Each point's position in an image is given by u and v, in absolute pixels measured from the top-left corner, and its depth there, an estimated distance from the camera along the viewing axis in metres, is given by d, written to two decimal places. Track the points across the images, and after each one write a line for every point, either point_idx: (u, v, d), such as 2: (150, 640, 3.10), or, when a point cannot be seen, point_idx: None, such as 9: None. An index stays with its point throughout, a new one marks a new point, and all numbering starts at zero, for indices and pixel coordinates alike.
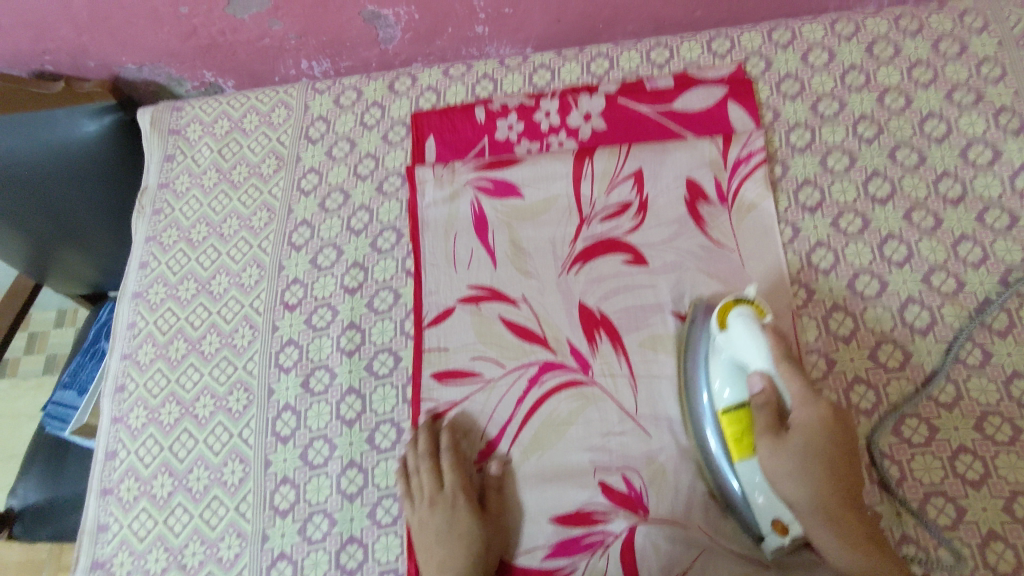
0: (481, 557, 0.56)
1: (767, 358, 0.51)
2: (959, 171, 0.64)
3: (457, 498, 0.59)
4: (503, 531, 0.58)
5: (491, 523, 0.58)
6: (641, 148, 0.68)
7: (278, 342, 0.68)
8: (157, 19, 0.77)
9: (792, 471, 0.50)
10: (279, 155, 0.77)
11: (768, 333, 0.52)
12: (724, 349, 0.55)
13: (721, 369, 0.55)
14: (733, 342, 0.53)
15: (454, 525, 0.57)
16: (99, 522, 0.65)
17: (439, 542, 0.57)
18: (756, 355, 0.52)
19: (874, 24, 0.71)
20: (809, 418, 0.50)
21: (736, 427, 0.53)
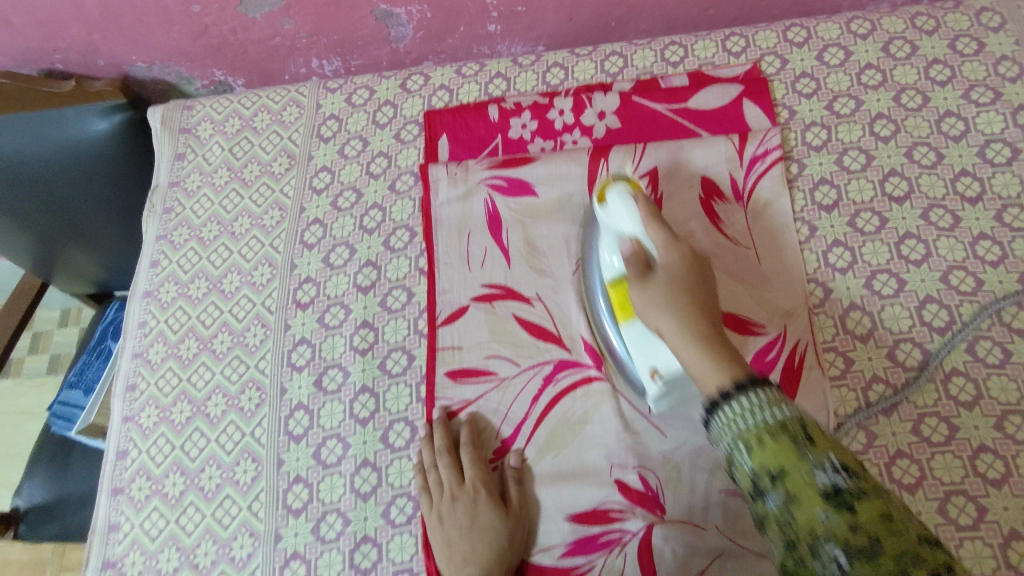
0: (502, 554, 0.55)
1: (636, 223, 0.55)
2: (977, 170, 0.64)
3: (477, 492, 0.58)
4: (524, 527, 0.57)
5: (512, 518, 0.56)
6: (657, 147, 0.68)
7: (290, 341, 0.67)
8: (168, 17, 0.76)
9: (657, 303, 0.51)
10: (291, 153, 0.77)
11: (641, 203, 0.56)
12: (607, 226, 0.58)
13: (608, 244, 0.59)
14: (612, 217, 0.57)
15: (474, 521, 0.57)
16: (109, 522, 0.64)
17: (459, 538, 0.57)
18: (628, 219, 0.56)
19: (890, 24, 0.71)
20: (670, 262, 0.53)
21: (623, 292, 0.58)
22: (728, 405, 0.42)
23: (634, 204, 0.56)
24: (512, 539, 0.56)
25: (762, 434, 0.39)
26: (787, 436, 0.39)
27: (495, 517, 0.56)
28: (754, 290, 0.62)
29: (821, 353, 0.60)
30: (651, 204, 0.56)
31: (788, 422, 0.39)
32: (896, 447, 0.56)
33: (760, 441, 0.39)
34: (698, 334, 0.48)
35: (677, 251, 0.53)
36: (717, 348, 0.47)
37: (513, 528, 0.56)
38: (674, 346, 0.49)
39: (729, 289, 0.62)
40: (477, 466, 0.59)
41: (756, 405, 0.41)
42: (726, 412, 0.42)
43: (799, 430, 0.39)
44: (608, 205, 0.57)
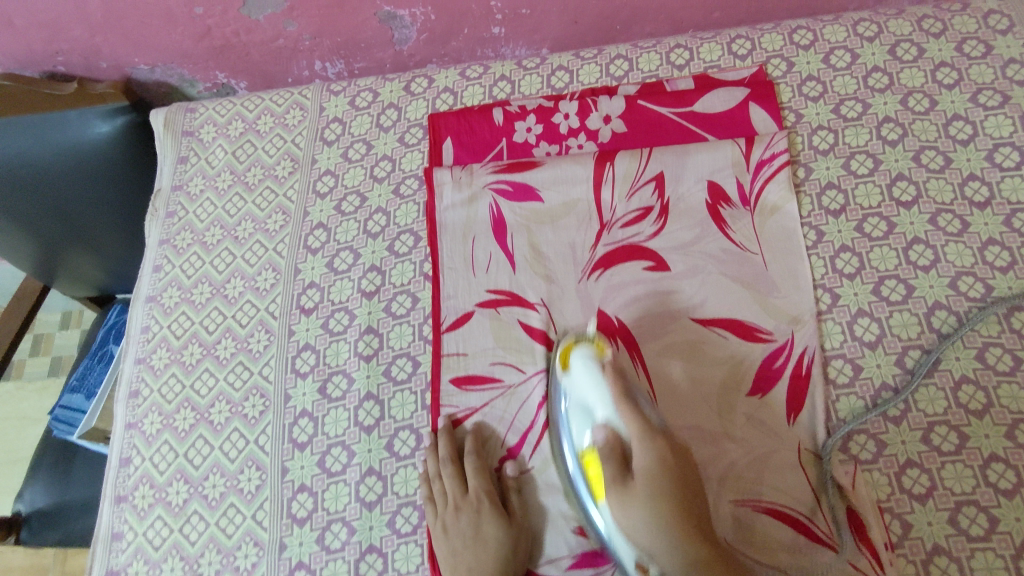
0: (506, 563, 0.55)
1: (609, 404, 0.55)
2: (986, 174, 0.63)
3: (480, 501, 0.58)
4: (528, 535, 0.57)
5: (515, 526, 0.57)
6: (663, 151, 0.67)
7: (295, 347, 0.67)
8: (171, 19, 0.76)
9: (647, 521, 0.50)
10: (295, 157, 0.76)
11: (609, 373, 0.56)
12: (568, 393, 0.58)
13: (576, 417, 0.56)
14: (576, 385, 0.57)
15: (477, 531, 0.57)
16: (113, 530, 0.64)
17: (463, 547, 0.57)
18: (598, 397, 0.55)
19: (897, 26, 0.71)
20: (648, 461, 0.51)
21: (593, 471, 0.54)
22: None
23: (601, 373, 0.56)
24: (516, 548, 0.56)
25: None
26: None
27: (498, 526, 0.56)
28: (761, 296, 0.62)
29: (828, 360, 0.60)
30: (619, 373, 0.56)
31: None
32: (906, 456, 0.56)
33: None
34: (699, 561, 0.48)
35: (654, 443, 0.52)
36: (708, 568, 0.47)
37: (517, 537, 0.56)
38: (647, 543, 0.49)
39: (735, 296, 0.62)
40: (480, 475, 0.59)
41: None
42: None
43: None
44: (572, 372, 0.58)
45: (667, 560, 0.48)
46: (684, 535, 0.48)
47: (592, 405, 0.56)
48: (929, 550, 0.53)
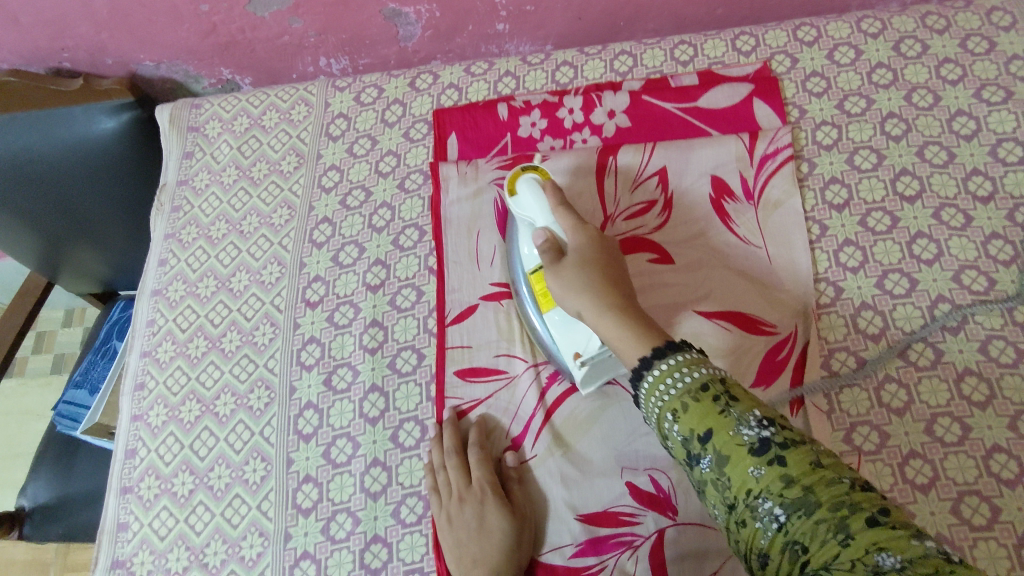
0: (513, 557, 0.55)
1: (547, 213, 0.57)
2: (988, 169, 0.64)
3: (487, 490, 0.57)
4: (532, 528, 0.57)
5: (521, 518, 0.57)
6: (666, 146, 0.67)
7: (300, 339, 0.67)
8: (177, 16, 0.76)
9: (578, 285, 0.52)
10: (300, 152, 0.77)
11: (549, 190, 0.58)
12: (519, 216, 0.59)
13: (524, 233, 0.59)
14: (522, 208, 0.58)
15: (482, 523, 0.56)
16: (118, 521, 0.64)
17: (466, 538, 0.56)
18: (537, 209, 0.57)
19: (901, 23, 0.71)
20: (580, 245, 0.54)
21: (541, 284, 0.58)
22: (652, 370, 0.45)
23: (543, 194, 0.57)
24: (521, 541, 0.56)
25: (686, 399, 0.43)
26: (710, 396, 0.42)
27: (504, 517, 0.56)
28: (764, 290, 0.62)
29: (831, 352, 0.60)
30: (559, 192, 0.58)
31: (709, 382, 0.43)
32: (909, 447, 0.56)
33: (685, 407, 0.42)
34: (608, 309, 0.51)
35: (585, 231, 0.55)
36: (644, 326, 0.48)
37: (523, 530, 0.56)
38: (596, 330, 0.51)
39: (739, 289, 0.63)
40: (484, 462, 0.58)
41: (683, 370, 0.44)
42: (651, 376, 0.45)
43: (720, 390, 0.42)
44: (517, 196, 0.58)
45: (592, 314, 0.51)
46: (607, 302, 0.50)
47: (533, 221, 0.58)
48: (932, 539, 0.53)
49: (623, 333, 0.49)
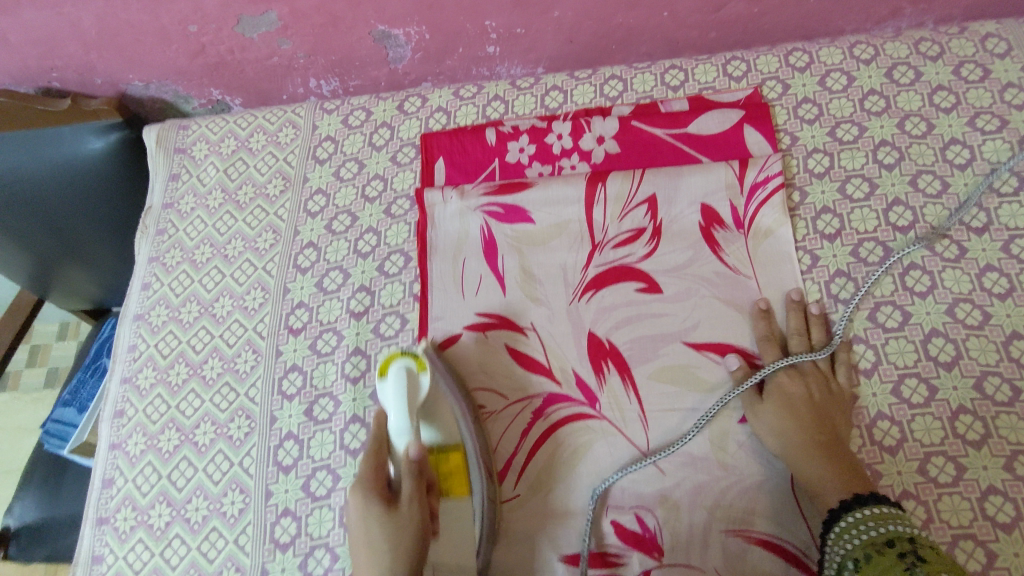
0: (385, 571, 0.48)
1: (404, 415, 0.55)
2: (983, 200, 0.63)
3: (371, 490, 0.51)
4: (414, 531, 0.50)
5: (405, 524, 0.50)
6: (656, 173, 0.66)
7: (282, 368, 0.66)
8: (166, 37, 0.76)
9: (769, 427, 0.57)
10: (286, 175, 0.76)
11: (415, 389, 0.56)
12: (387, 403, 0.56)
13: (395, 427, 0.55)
14: (387, 394, 0.56)
15: (363, 525, 0.51)
16: (93, 553, 0.63)
17: (352, 537, 0.51)
18: (398, 426, 0.55)
19: (894, 49, 0.70)
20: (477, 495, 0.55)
21: (444, 468, 0.55)
22: (856, 516, 0.50)
23: (413, 390, 0.56)
24: (399, 550, 0.49)
25: (869, 548, 0.47)
26: (895, 551, 0.46)
27: (382, 517, 0.50)
28: (756, 320, 0.61)
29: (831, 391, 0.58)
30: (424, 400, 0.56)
31: (898, 540, 0.46)
32: (902, 487, 0.54)
33: (868, 556, 0.47)
34: (801, 447, 0.55)
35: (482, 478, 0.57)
36: (822, 456, 0.54)
37: (406, 537, 0.50)
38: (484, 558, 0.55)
39: (729, 319, 0.62)
40: (373, 459, 0.53)
41: (866, 524, 0.49)
42: (845, 522, 0.50)
43: (910, 552, 0.45)
44: (386, 383, 0.57)
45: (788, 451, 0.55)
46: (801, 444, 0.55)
47: (393, 427, 0.55)
48: None
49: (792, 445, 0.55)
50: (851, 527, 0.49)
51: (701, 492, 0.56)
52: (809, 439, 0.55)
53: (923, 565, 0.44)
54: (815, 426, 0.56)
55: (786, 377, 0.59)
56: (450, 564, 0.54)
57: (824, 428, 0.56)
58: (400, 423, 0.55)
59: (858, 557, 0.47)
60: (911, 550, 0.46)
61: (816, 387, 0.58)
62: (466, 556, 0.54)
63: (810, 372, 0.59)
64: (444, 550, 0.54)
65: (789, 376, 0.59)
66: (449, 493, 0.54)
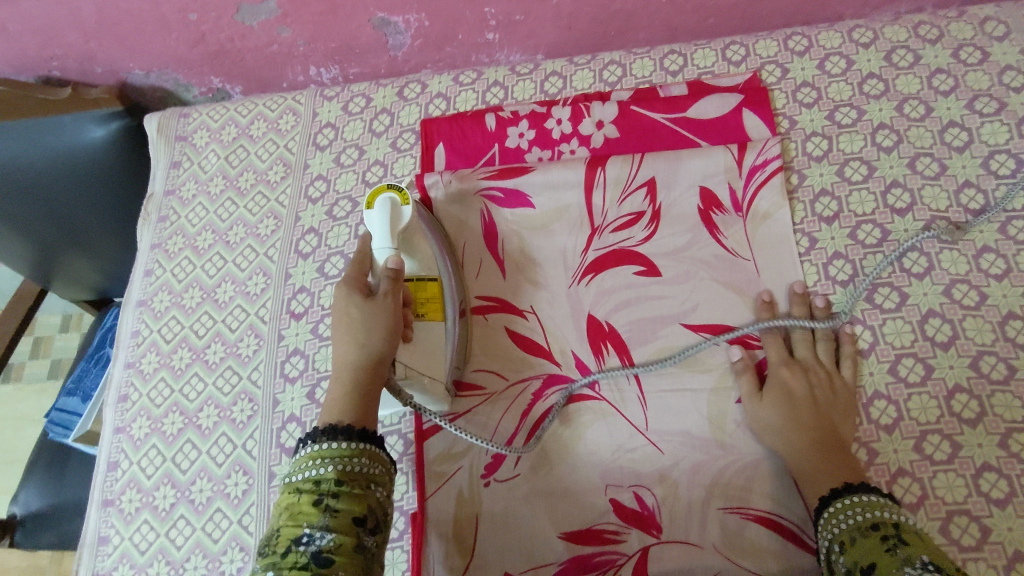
0: (359, 342, 0.53)
1: (387, 236, 0.60)
2: (980, 181, 0.63)
3: (352, 287, 0.57)
4: (387, 318, 0.55)
5: (379, 310, 0.55)
6: (655, 157, 0.66)
7: (284, 352, 0.66)
8: (165, 25, 0.76)
9: (769, 421, 0.57)
10: (287, 162, 0.76)
11: (398, 223, 0.61)
12: (371, 221, 0.61)
13: (377, 231, 0.60)
14: (372, 219, 0.61)
15: (343, 313, 0.56)
16: (99, 535, 0.63)
17: (333, 328, 0.56)
18: (381, 237, 0.60)
19: (893, 33, 0.70)
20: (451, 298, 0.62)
21: (422, 293, 0.60)
22: (844, 502, 0.50)
23: (395, 218, 0.61)
24: (372, 328, 0.54)
25: (855, 531, 0.47)
26: (878, 533, 0.46)
27: (360, 305, 0.55)
28: (754, 304, 0.62)
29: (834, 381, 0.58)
30: (405, 231, 0.61)
31: (881, 525, 0.46)
32: (898, 464, 0.55)
33: (853, 539, 0.47)
34: (799, 443, 0.55)
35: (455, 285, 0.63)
36: (819, 452, 0.54)
37: (379, 319, 0.55)
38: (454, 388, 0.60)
39: (727, 302, 0.62)
40: (357, 269, 0.58)
41: (854, 510, 0.49)
42: (834, 507, 0.50)
43: (892, 534, 0.45)
44: (371, 211, 0.61)
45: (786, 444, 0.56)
46: (801, 439, 0.55)
47: (376, 245, 0.60)
48: None
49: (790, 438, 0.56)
50: (840, 512, 0.49)
51: (700, 470, 0.57)
52: (808, 434, 0.55)
53: (905, 547, 0.44)
54: (816, 422, 0.56)
55: (788, 371, 0.59)
56: (420, 369, 0.58)
57: (824, 425, 0.56)
58: (382, 241, 0.60)
59: (845, 541, 0.47)
60: (895, 534, 0.45)
61: (818, 383, 0.58)
62: (436, 369, 0.59)
63: (812, 367, 0.59)
64: (415, 356, 0.58)
65: (792, 370, 0.59)
66: (424, 315, 0.60)
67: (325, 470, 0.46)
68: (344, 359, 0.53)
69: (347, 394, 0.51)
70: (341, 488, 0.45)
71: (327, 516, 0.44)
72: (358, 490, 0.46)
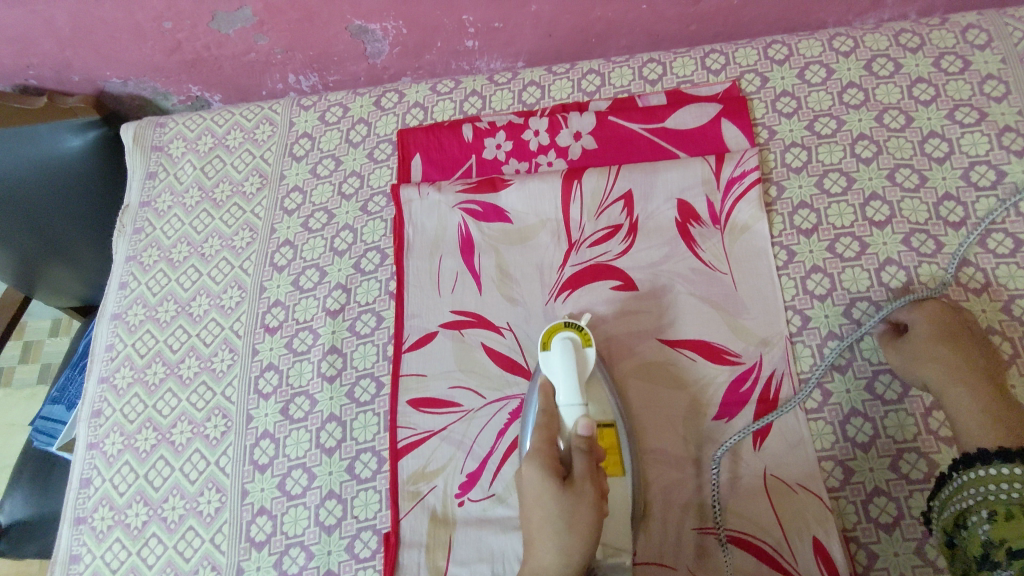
0: (563, 549, 0.47)
1: (570, 386, 0.53)
2: (961, 193, 0.62)
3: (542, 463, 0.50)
4: (592, 510, 0.48)
5: (583, 502, 0.48)
6: (631, 169, 0.66)
7: (258, 367, 0.66)
8: (140, 34, 0.75)
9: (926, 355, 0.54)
10: (263, 173, 0.75)
11: (582, 363, 0.54)
12: (548, 370, 0.55)
13: (561, 382, 0.53)
14: (551, 367, 0.55)
15: (538, 500, 0.49)
16: (71, 553, 0.63)
17: (524, 516, 0.50)
18: (564, 382, 0.53)
19: (874, 40, 0.69)
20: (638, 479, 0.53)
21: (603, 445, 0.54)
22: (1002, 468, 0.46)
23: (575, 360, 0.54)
24: (574, 521, 0.47)
25: (1011, 508, 0.45)
26: None
27: (559, 495, 0.48)
28: (732, 317, 0.61)
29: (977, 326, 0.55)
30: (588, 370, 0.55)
31: None
32: (874, 483, 0.54)
33: (1010, 516, 0.45)
34: (958, 375, 0.52)
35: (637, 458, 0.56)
36: (982, 390, 0.52)
37: (582, 510, 0.48)
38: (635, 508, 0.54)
39: (704, 314, 0.61)
40: (543, 435, 0.51)
41: (1018, 484, 0.45)
42: (991, 471, 0.46)
43: None
44: (550, 353, 0.55)
45: (947, 376, 0.53)
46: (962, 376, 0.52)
47: (563, 398, 0.53)
48: None
49: (949, 371, 0.53)
50: (1000, 479, 0.46)
51: (675, 489, 0.56)
52: (969, 372, 0.52)
53: None
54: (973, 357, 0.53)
55: (942, 306, 0.56)
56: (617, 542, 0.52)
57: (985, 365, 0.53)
58: (569, 394, 0.53)
59: (999, 510, 0.45)
60: None
61: (967, 322, 0.55)
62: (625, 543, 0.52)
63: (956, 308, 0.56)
64: (609, 531, 0.52)
65: (943, 309, 0.56)
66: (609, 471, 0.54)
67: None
68: (549, 570, 0.47)
69: None
70: None
71: None
72: None
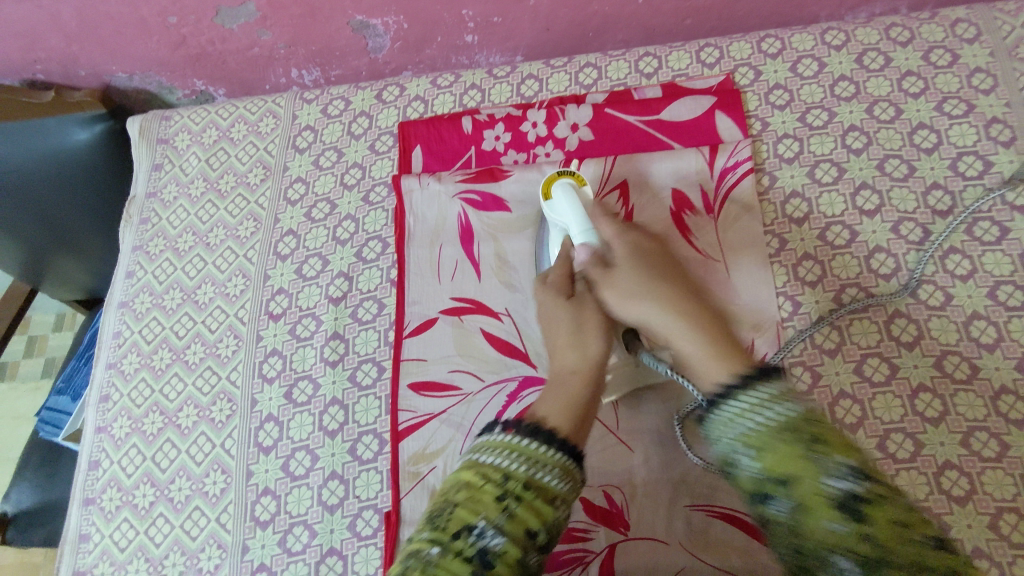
0: (581, 347, 0.53)
1: (578, 216, 0.58)
2: (948, 183, 0.64)
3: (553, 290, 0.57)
4: (598, 313, 0.54)
5: (589, 303, 0.55)
6: (628, 160, 0.68)
7: (262, 353, 0.67)
8: (146, 28, 0.77)
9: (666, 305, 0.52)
10: (267, 165, 0.77)
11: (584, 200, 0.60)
12: (555, 219, 0.61)
13: (567, 211, 0.59)
14: (557, 209, 0.60)
15: (551, 319, 0.56)
16: (80, 532, 0.65)
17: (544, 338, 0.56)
18: (572, 216, 0.59)
19: (865, 35, 0.71)
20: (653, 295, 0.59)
21: None
22: (734, 400, 0.44)
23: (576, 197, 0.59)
24: (582, 325, 0.54)
25: (768, 436, 0.42)
26: (795, 440, 0.41)
27: (565, 307, 0.55)
28: (725, 304, 0.62)
29: None
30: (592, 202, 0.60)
31: (800, 426, 0.42)
32: None
33: (772, 446, 0.42)
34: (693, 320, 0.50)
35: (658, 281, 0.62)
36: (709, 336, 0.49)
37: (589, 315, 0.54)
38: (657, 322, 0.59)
39: None
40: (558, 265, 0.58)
41: (765, 404, 0.43)
42: (739, 404, 0.44)
43: (814, 438, 0.41)
44: (552, 198, 0.61)
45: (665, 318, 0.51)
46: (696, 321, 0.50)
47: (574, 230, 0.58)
48: None
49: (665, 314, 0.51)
50: (756, 410, 0.43)
51: (669, 468, 0.58)
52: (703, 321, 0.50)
53: (822, 457, 0.40)
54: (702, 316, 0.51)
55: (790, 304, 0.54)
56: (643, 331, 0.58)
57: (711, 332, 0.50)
58: (578, 219, 0.58)
59: (763, 444, 0.42)
60: (812, 433, 0.41)
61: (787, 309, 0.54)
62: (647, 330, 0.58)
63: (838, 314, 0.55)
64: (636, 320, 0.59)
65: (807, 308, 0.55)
66: None
67: (512, 466, 0.45)
68: (569, 364, 0.53)
69: (580, 397, 0.50)
70: (526, 494, 0.44)
71: (504, 517, 0.42)
72: (541, 501, 0.44)
